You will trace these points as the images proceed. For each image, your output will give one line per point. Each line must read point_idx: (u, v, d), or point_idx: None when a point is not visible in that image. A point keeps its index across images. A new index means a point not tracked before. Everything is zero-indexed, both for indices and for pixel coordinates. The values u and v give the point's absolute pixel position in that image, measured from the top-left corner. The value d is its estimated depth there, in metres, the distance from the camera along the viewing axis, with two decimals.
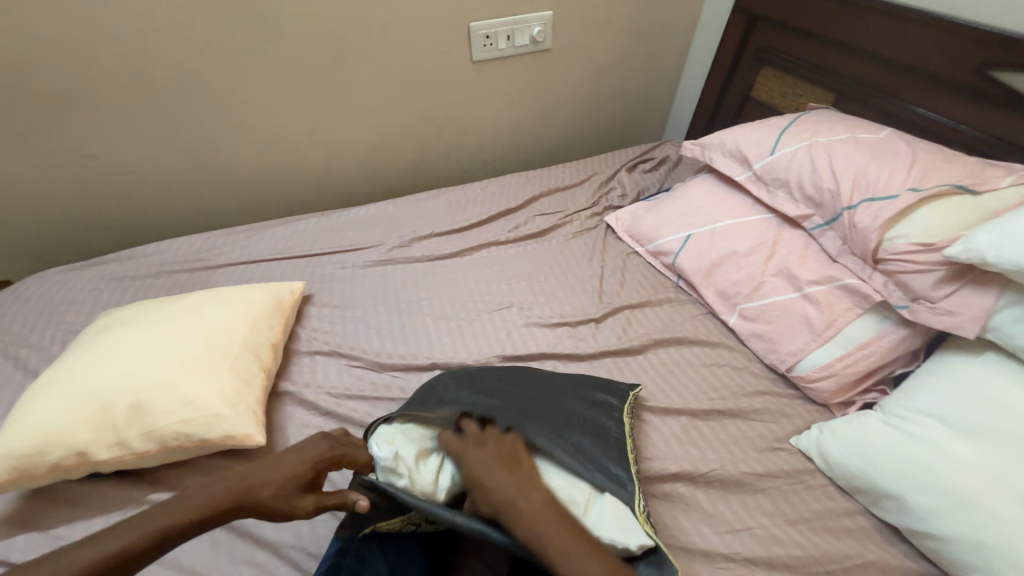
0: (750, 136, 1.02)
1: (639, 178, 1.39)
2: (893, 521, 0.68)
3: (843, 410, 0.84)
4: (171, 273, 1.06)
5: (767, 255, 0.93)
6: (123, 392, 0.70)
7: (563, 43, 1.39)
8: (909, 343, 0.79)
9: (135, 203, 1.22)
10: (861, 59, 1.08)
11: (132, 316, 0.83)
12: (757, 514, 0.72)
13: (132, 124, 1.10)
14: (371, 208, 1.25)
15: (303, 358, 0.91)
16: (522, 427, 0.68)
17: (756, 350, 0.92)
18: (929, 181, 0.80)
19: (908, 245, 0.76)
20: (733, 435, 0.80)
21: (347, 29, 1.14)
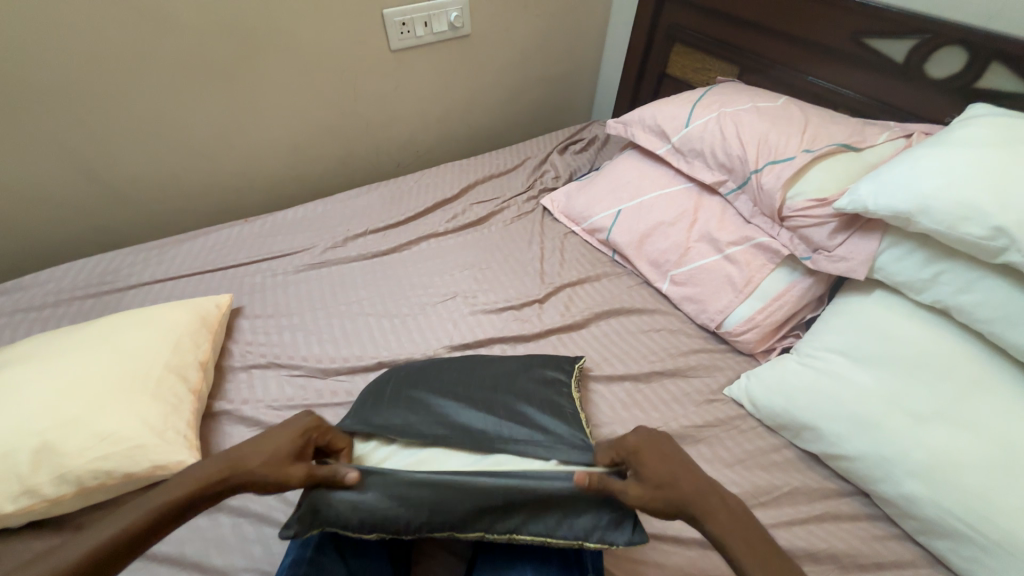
0: (666, 111, 1.08)
1: (570, 159, 1.42)
2: (813, 449, 0.76)
3: (766, 357, 0.91)
4: (73, 300, 0.95)
5: (691, 222, 0.99)
6: (25, 435, 0.63)
7: (483, 28, 1.38)
8: (815, 290, 0.88)
9: (19, 228, 1.08)
10: (756, 33, 1.16)
11: (28, 352, 0.75)
12: (698, 461, 0.77)
13: (2, 138, 0.96)
14: (299, 210, 1.19)
15: (238, 375, 0.86)
16: (479, 422, 0.69)
17: (688, 312, 0.98)
18: (820, 142, 0.88)
19: (806, 202, 0.84)
20: (673, 393, 0.86)
21: (249, 20, 1.06)
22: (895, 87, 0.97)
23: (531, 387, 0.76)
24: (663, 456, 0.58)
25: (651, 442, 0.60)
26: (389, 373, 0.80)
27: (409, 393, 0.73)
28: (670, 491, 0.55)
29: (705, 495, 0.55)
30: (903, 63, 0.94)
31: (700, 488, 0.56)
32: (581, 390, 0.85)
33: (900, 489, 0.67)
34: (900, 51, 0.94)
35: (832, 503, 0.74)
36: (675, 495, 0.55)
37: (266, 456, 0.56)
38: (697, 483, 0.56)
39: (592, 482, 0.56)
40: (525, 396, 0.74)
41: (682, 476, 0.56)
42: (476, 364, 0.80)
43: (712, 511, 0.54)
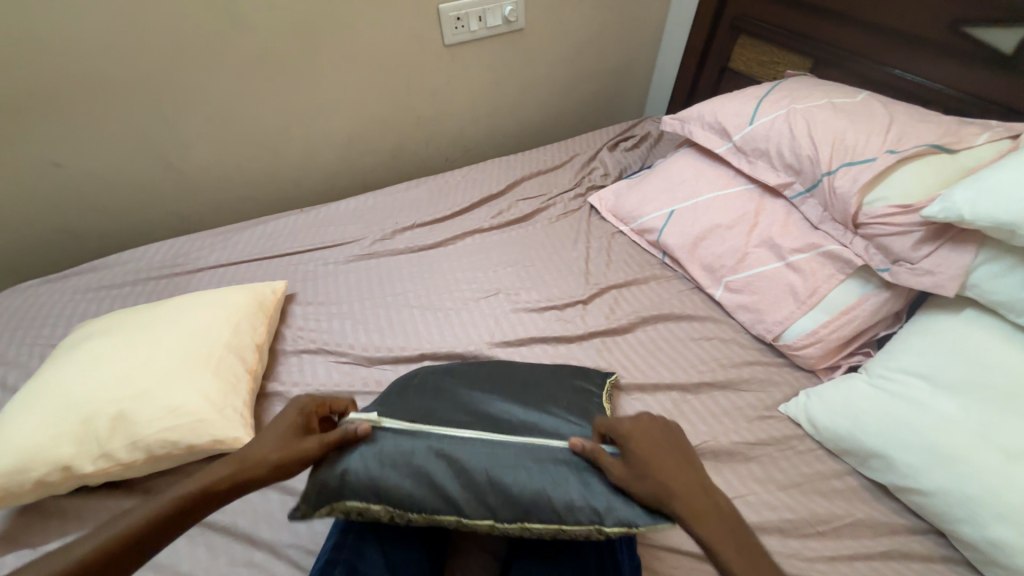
0: (729, 107, 1.02)
1: (620, 157, 1.38)
2: (880, 479, 0.70)
3: (829, 375, 0.85)
4: (149, 280, 1.03)
5: (750, 226, 0.93)
6: (105, 402, 0.69)
7: (537, 22, 1.36)
8: (891, 305, 0.80)
9: (107, 212, 1.18)
10: (835, 23, 1.07)
11: (109, 326, 0.81)
12: (749, 481, 0.73)
13: (97, 130, 1.06)
14: (351, 202, 1.23)
15: (290, 358, 0.90)
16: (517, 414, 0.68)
17: (743, 321, 0.92)
18: (906, 143, 0.80)
19: (886, 208, 0.76)
20: (723, 406, 0.81)
21: (312, 17, 1.10)
22: (999, 82, 0.86)
23: (564, 394, 0.75)
24: (658, 443, 0.57)
25: (649, 428, 0.58)
26: (418, 372, 0.79)
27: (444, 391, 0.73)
28: (650, 478, 0.53)
29: (694, 490, 0.52)
30: (1012, 55, 0.83)
31: (691, 485, 0.52)
32: (617, 394, 0.82)
33: (983, 533, 0.60)
34: (1010, 42, 0.83)
35: (901, 540, 0.67)
36: (660, 483, 0.52)
37: (276, 440, 0.57)
38: (691, 479, 0.53)
39: (584, 447, 0.58)
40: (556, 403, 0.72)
41: (671, 468, 0.54)
42: (507, 368, 0.80)
43: (699, 507, 0.51)
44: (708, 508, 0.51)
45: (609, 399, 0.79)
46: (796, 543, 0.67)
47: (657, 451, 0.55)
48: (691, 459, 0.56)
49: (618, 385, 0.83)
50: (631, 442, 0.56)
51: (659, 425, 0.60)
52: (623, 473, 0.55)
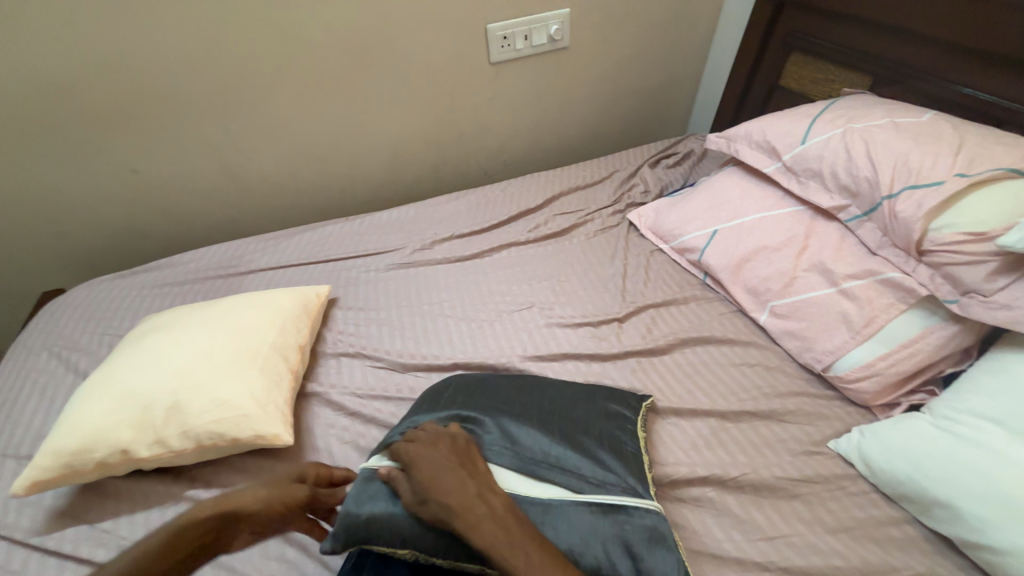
0: (778, 126, 0.98)
1: (662, 174, 1.36)
2: (945, 531, 0.64)
3: (887, 412, 0.78)
4: (206, 279, 1.11)
5: (800, 249, 0.89)
6: (162, 392, 0.73)
7: (582, 40, 1.37)
8: (960, 340, 0.74)
9: (174, 215, 1.28)
10: (897, 39, 1.02)
11: (170, 321, 0.87)
12: (793, 520, 0.68)
13: (172, 140, 1.16)
14: (394, 212, 1.27)
15: (329, 360, 0.94)
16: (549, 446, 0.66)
17: (789, 349, 0.88)
18: (978, 166, 0.74)
19: (956, 234, 0.71)
20: (765, 438, 0.77)
21: (367, 37, 1.16)
22: None
23: (596, 414, 0.73)
24: (442, 464, 0.58)
25: (429, 448, 0.60)
26: (455, 381, 0.80)
27: (477, 409, 0.72)
28: (429, 501, 0.56)
29: (458, 510, 0.54)
30: None
31: (464, 500, 0.55)
32: (650, 416, 0.80)
33: None
34: None
35: None
36: (440, 502, 0.55)
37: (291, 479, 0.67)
38: (463, 498, 0.55)
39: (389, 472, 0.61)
40: (588, 424, 0.71)
41: (434, 488, 0.56)
42: (541, 383, 0.79)
43: (468, 528, 0.53)
44: (477, 523, 0.53)
45: (643, 421, 0.76)
46: None
47: (429, 469, 0.58)
48: (472, 472, 0.59)
49: (653, 408, 0.80)
50: (411, 465, 0.59)
51: (453, 443, 0.61)
52: (408, 498, 0.58)
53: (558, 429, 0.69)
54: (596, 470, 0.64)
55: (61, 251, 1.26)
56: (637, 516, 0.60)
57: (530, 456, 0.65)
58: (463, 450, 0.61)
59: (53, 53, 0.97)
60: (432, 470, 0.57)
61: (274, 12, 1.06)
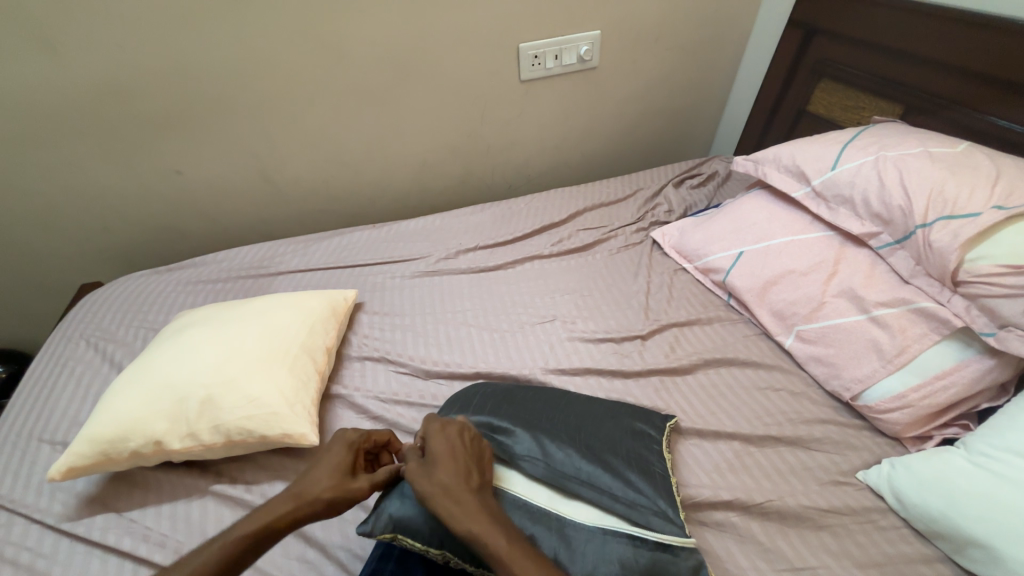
0: (808, 151, 0.99)
1: (686, 194, 1.37)
2: (981, 572, 0.61)
3: (918, 445, 0.77)
4: (237, 279, 1.14)
5: (829, 274, 0.88)
6: (195, 386, 0.75)
7: (610, 61, 1.40)
8: (996, 375, 0.72)
9: (210, 215, 1.33)
10: (929, 69, 1.02)
11: (205, 318, 0.90)
12: (820, 551, 0.66)
13: (214, 145, 1.21)
14: (420, 221, 1.30)
15: (354, 363, 0.95)
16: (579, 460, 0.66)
17: (815, 375, 0.86)
18: (1016, 199, 0.73)
19: (993, 267, 0.70)
20: (791, 464, 0.76)
21: (405, 52, 1.20)
22: None
23: (623, 432, 0.73)
24: (455, 447, 0.60)
25: (452, 429, 0.63)
26: (482, 391, 0.81)
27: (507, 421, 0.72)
28: (432, 476, 0.57)
29: (453, 490, 0.55)
30: None
31: (463, 487, 0.56)
32: (673, 436, 0.79)
33: None
34: None
35: None
36: (441, 481, 0.56)
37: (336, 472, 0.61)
38: (463, 483, 0.57)
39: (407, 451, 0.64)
40: (615, 442, 0.70)
41: (442, 466, 0.58)
42: (568, 399, 0.79)
43: (460, 509, 0.54)
44: (470, 506, 0.54)
45: (668, 440, 0.76)
46: None
47: (445, 448, 0.60)
48: (480, 468, 0.60)
49: (677, 427, 0.80)
50: (429, 439, 0.61)
51: (472, 435, 0.63)
52: (411, 469, 0.59)
53: (588, 446, 0.69)
54: (626, 491, 0.63)
55: (101, 245, 1.31)
56: (681, 558, 0.58)
57: (560, 473, 0.64)
58: (479, 447, 0.63)
59: (112, 59, 1.03)
60: (446, 452, 0.59)
61: (320, 27, 1.11)
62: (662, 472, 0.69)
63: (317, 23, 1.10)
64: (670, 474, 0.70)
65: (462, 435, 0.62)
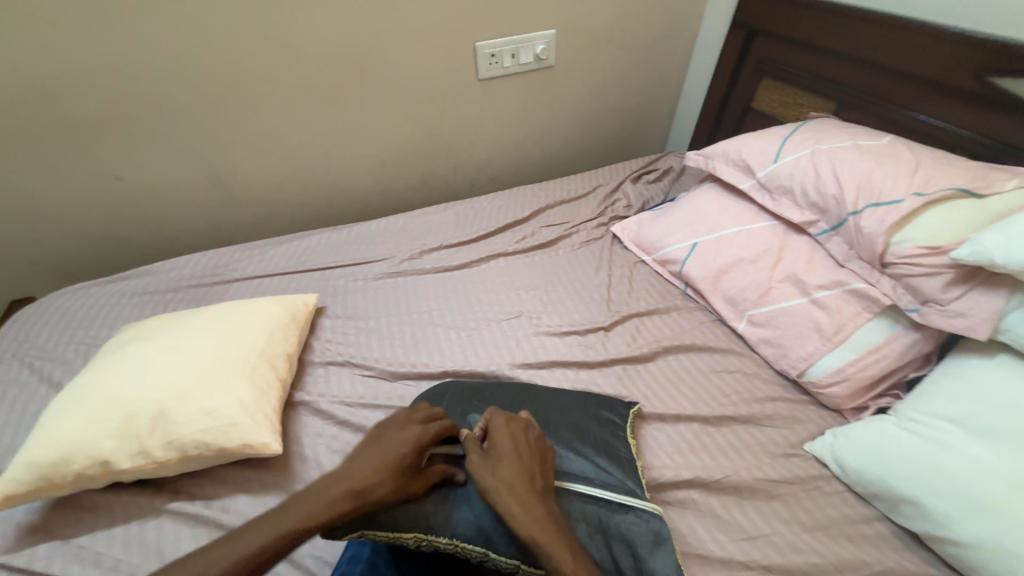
0: (752, 146, 1.05)
1: (643, 189, 1.42)
2: (912, 527, 0.67)
3: (857, 415, 0.83)
4: (189, 288, 1.09)
5: (774, 261, 0.94)
6: (145, 401, 0.72)
7: (566, 60, 1.43)
8: (920, 347, 0.79)
9: (156, 221, 1.26)
10: (856, 68, 1.10)
11: (154, 329, 0.86)
12: (773, 520, 0.71)
13: (157, 148, 1.15)
14: (381, 222, 1.28)
15: (317, 369, 0.93)
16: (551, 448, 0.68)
17: (765, 356, 0.92)
18: (932, 186, 0.81)
19: (914, 248, 0.76)
20: (745, 441, 0.80)
21: (361, 50, 1.18)
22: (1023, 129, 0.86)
23: (589, 419, 0.75)
24: (519, 446, 0.62)
25: (519, 427, 0.64)
26: (450, 388, 0.81)
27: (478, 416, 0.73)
28: (496, 472, 0.58)
29: (518, 489, 0.57)
30: None
31: (523, 485, 0.58)
32: (636, 422, 0.82)
33: None
34: None
35: None
36: (504, 476, 0.58)
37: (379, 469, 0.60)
38: (526, 483, 0.58)
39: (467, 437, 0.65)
40: (582, 429, 0.73)
41: (506, 464, 0.59)
42: (535, 390, 0.80)
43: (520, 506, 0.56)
44: (535, 509, 0.56)
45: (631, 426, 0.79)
46: None
47: (511, 446, 0.61)
48: (543, 469, 0.62)
49: (640, 413, 0.83)
50: (496, 433, 0.63)
51: (537, 435, 0.65)
52: (476, 460, 0.60)
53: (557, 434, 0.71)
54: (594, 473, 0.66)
55: (32, 257, 1.22)
56: (645, 520, 0.62)
57: None
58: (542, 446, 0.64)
59: (37, 57, 0.95)
60: (512, 449, 0.61)
61: (268, 24, 1.07)
62: (626, 456, 0.71)
63: (264, 20, 1.07)
64: (635, 459, 0.72)
65: (528, 434, 0.64)
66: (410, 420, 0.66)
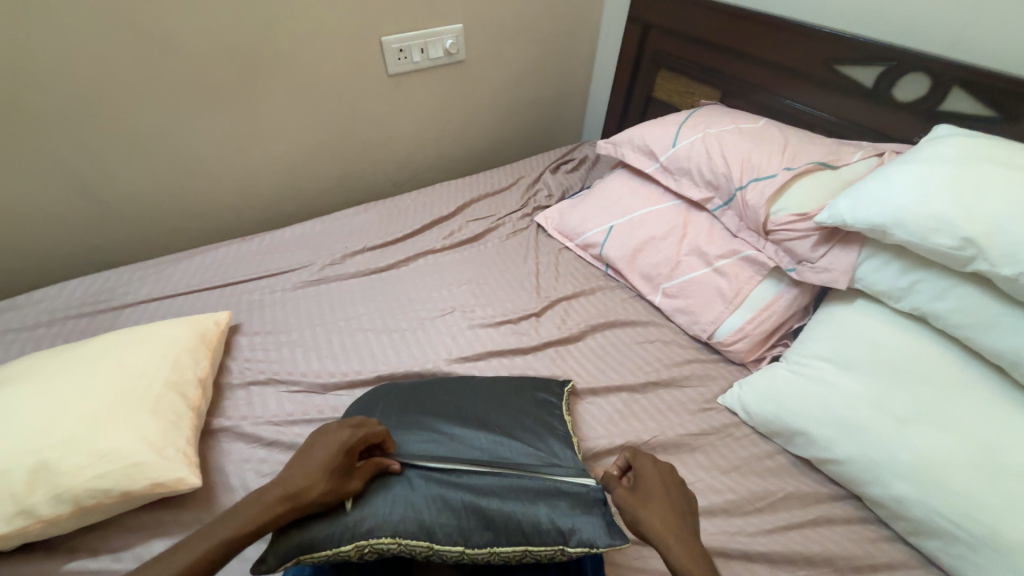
0: (654, 132, 1.13)
1: (562, 179, 1.48)
2: (804, 454, 0.78)
3: (757, 366, 0.94)
4: (68, 320, 0.95)
5: (680, 237, 1.03)
6: (20, 454, 0.62)
7: (477, 54, 1.44)
8: (800, 300, 0.91)
9: (17, 247, 1.08)
10: (734, 59, 1.23)
11: (24, 371, 0.74)
12: (695, 469, 0.79)
13: (8, 162, 0.98)
14: (297, 228, 1.21)
15: (237, 392, 0.86)
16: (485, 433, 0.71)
17: (680, 324, 1.01)
18: (799, 161, 0.93)
19: (788, 216, 0.88)
20: (668, 403, 0.88)
21: (253, 45, 1.10)
22: (864, 109, 1.02)
23: (524, 402, 0.78)
24: (669, 487, 0.63)
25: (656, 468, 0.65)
26: (385, 392, 0.80)
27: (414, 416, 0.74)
28: (644, 510, 0.60)
29: (667, 528, 0.58)
30: (873, 87, 0.99)
31: (679, 522, 0.59)
32: (571, 399, 0.86)
33: (889, 491, 0.69)
34: (869, 78, 0.99)
35: (826, 508, 0.75)
36: (664, 513, 0.60)
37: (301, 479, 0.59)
38: (676, 521, 0.59)
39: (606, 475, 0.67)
40: (516, 412, 0.76)
41: (655, 501, 0.61)
42: (467, 383, 0.81)
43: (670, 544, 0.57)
44: (684, 544, 0.57)
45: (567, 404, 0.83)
46: (740, 521, 0.73)
47: (659, 486, 0.63)
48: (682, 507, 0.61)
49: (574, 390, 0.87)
50: (644, 473, 0.64)
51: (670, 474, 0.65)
52: (626, 498, 0.62)
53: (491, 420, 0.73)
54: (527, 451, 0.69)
55: None
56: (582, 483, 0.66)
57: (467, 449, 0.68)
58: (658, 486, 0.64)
59: None
60: (653, 488, 0.62)
61: (137, 17, 0.96)
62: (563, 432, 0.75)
63: (132, 12, 0.95)
64: (571, 433, 0.76)
65: (650, 471, 0.65)
66: (340, 425, 0.65)
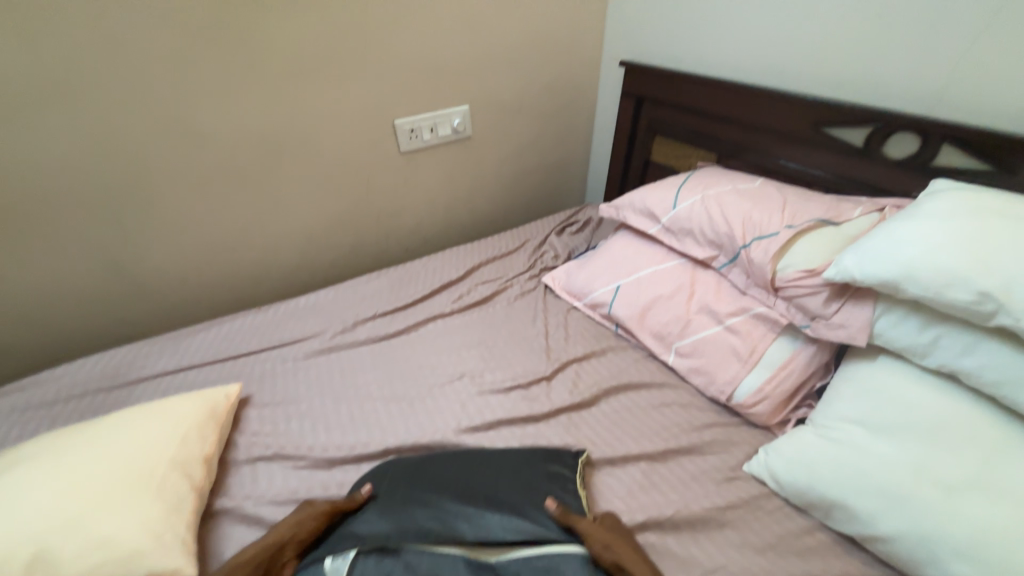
0: (654, 195, 1.17)
1: (568, 240, 1.52)
2: (846, 529, 0.71)
3: (782, 428, 0.89)
4: (84, 395, 0.96)
5: (688, 295, 1.03)
6: (18, 544, 0.60)
7: (482, 130, 1.55)
8: (819, 358, 0.88)
9: (46, 323, 1.13)
10: (725, 125, 1.30)
11: (33, 451, 0.74)
12: (727, 548, 0.72)
13: (48, 243, 1.05)
14: (311, 297, 1.24)
15: (243, 468, 0.84)
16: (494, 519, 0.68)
17: (696, 385, 0.97)
18: (799, 218, 0.95)
19: (796, 272, 0.87)
20: (691, 472, 0.83)
21: (278, 133, 1.21)
22: (857, 166, 1.05)
23: (536, 477, 0.75)
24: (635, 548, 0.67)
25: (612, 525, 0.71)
26: (392, 468, 0.77)
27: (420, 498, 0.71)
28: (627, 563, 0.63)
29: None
30: (863, 146, 1.03)
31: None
32: (588, 470, 0.83)
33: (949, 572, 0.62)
34: (858, 137, 1.04)
35: None
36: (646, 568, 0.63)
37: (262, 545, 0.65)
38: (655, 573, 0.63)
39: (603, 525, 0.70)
40: (528, 489, 0.72)
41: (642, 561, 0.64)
42: (477, 456, 0.79)
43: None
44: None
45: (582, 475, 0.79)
46: None
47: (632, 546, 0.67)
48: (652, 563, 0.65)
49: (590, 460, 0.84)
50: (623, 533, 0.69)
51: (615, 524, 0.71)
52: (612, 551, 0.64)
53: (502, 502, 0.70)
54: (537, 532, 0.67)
55: None
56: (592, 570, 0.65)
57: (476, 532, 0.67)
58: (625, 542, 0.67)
59: None
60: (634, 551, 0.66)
61: (177, 116, 1.07)
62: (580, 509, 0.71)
63: (173, 112, 1.06)
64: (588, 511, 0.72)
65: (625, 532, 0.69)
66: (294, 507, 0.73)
